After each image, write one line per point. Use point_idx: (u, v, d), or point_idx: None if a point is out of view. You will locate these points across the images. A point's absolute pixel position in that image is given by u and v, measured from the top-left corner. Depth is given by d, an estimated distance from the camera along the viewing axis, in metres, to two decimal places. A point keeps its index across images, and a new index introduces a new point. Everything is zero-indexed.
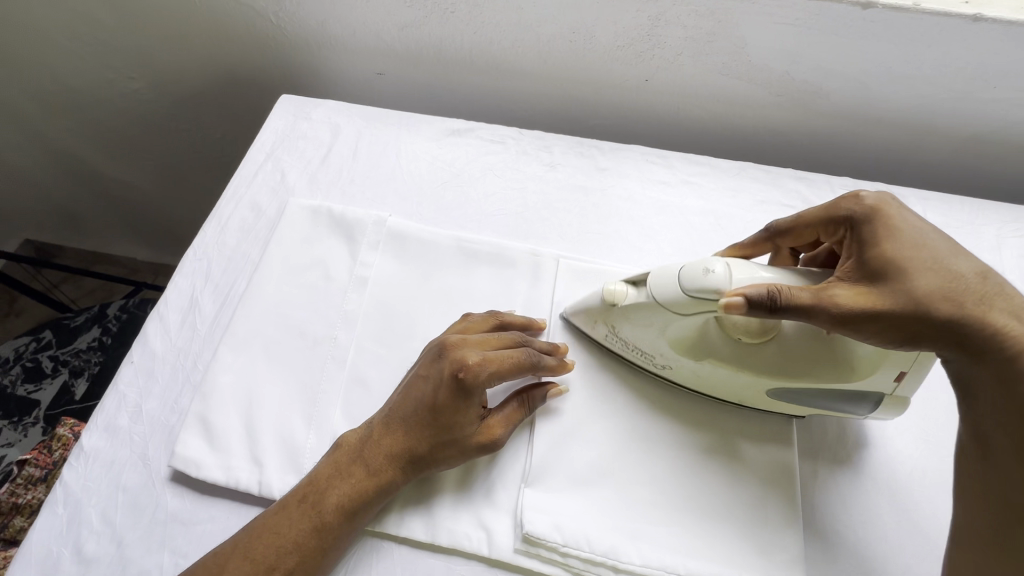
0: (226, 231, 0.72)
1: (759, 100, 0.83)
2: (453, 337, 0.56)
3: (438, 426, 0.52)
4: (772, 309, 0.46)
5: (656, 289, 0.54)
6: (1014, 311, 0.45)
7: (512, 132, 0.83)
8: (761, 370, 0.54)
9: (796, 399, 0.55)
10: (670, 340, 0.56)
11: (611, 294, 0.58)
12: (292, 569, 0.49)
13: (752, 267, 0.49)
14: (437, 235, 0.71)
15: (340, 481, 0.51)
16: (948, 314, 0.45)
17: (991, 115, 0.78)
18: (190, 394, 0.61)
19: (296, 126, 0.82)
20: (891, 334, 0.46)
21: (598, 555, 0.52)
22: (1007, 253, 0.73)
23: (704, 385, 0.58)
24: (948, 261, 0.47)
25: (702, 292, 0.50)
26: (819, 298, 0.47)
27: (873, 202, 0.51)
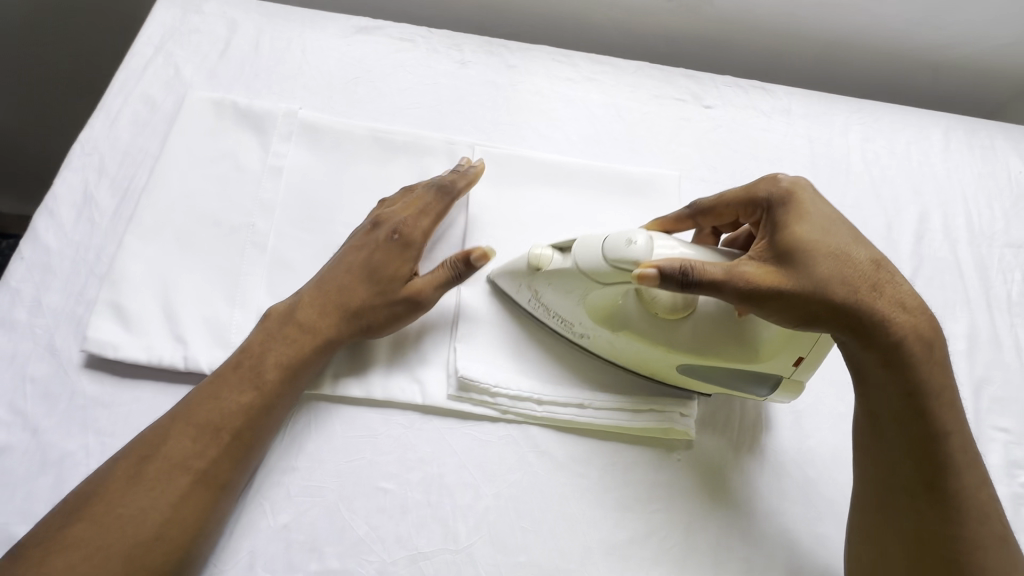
0: (117, 126, 0.68)
1: (651, 5, 0.89)
2: (382, 212, 0.61)
3: (375, 281, 0.57)
4: (685, 283, 0.49)
5: (580, 259, 0.55)
6: (899, 300, 0.51)
7: (421, 31, 0.83)
8: (679, 347, 0.55)
9: (711, 376, 0.58)
10: (590, 309, 0.57)
11: (537, 258, 0.58)
12: (239, 430, 0.51)
13: (672, 273, 0.49)
14: (351, 126, 0.71)
15: (277, 342, 0.54)
16: (850, 296, 0.50)
17: (838, 20, 0.90)
18: (98, 285, 0.58)
19: (187, 20, 0.77)
20: (795, 310, 0.50)
21: (523, 391, 0.59)
22: (852, 137, 0.87)
23: (619, 356, 0.60)
24: (858, 248, 0.52)
25: (623, 263, 0.52)
26: (741, 286, 0.49)
27: (787, 184, 0.56)
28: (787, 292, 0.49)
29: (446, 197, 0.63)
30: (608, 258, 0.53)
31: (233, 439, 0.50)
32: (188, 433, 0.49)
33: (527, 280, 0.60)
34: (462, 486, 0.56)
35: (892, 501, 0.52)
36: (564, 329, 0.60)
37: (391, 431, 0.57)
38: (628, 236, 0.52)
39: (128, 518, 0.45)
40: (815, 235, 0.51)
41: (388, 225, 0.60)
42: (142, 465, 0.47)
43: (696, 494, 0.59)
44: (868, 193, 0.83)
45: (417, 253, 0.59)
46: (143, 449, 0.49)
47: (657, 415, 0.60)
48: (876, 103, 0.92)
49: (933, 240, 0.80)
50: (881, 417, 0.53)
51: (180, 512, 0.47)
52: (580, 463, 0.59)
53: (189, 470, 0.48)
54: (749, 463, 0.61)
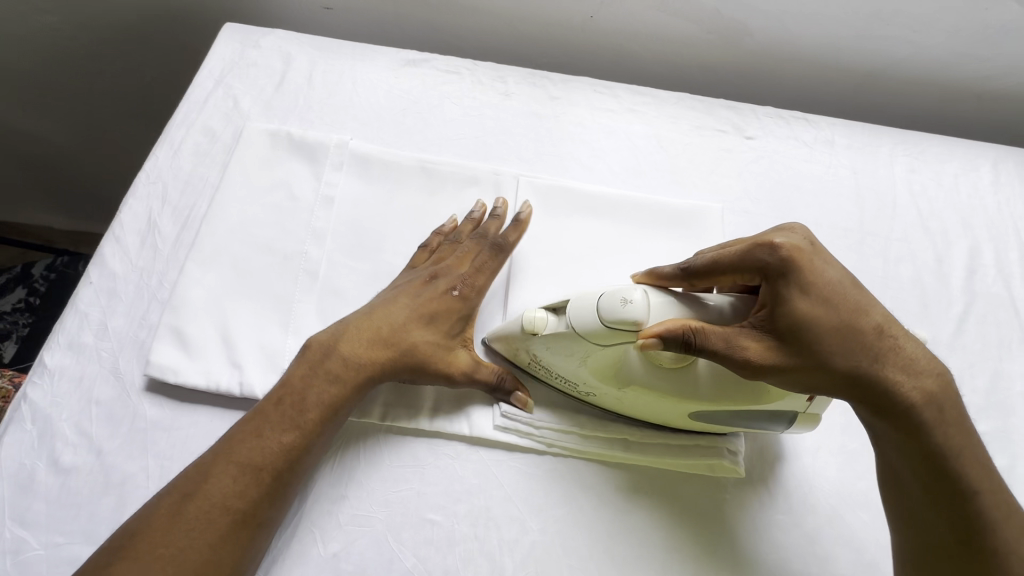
0: (180, 156, 0.71)
1: (692, 37, 0.90)
2: (435, 267, 0.62)
3: (432, 341, 0.58)
4: (686, 347, 0.49)
5: (577, 323, 0.54)
6: (907, 366, 0.50)
7: (466, 63, 0.85)
8: (690, 396, 0.54)
9: (723, 420, 0.57)
10: (593, 370, 0.56)
11: (530, 321, 0.56)
12: (280, 470, 0.50)
13: (676, 341, 0.49)
14: (399, 157, 0.73)
15: (319, 382, 0.54)
16: (854, 370, 0.49)
17: (882, 52, 0.90)
18: (159, 310, 0.60)
19: (245, 54, 0.80)
20: (796, 382, 0.50)
21: (568, 424, 0.59)
22: (898, 169, 0.86)
23: (628, 409, 0.59)
24: (858, 316, 0.50)
25: (621, 324, 0.51)
26: (743, 365, 0.49)
27: (786, 251, 0.50)
28: (790, 368, 0.49)
29: (500, 255, 0.64)
30: (603, 318, 0.52)
31: (273, 478, 0.50)
32: (230, 471, 0.49)
33: (523, 342, 0.58)
34: (509, 520, 0.55)
35: (935, 550, 0.50)
36: (568, 385, 0.59)
37: (438, 462, 0.57)
38: (622, 295, 0.51)
39: (168, 558, 0.45)
40: (815, 309, 0.49)
41: (448, 281, 0.61)
42: (183, 502, 0.47)
43: (746, 535, 0.58)
44: (915, 225, 0.81)
45: (472, 309, 0.61)
46: (185, 486, 0.48)
47: (703, 451, 0.59)
48: (921, 134, 0.91)
49: (985, 276, 0.78)
50: (900, 474, 0.52)
51: (220, 552, 0.47)
52: (626, 499, 0.58)
53: (229, 510, 0.48)
54: (800, 504, 0.60)
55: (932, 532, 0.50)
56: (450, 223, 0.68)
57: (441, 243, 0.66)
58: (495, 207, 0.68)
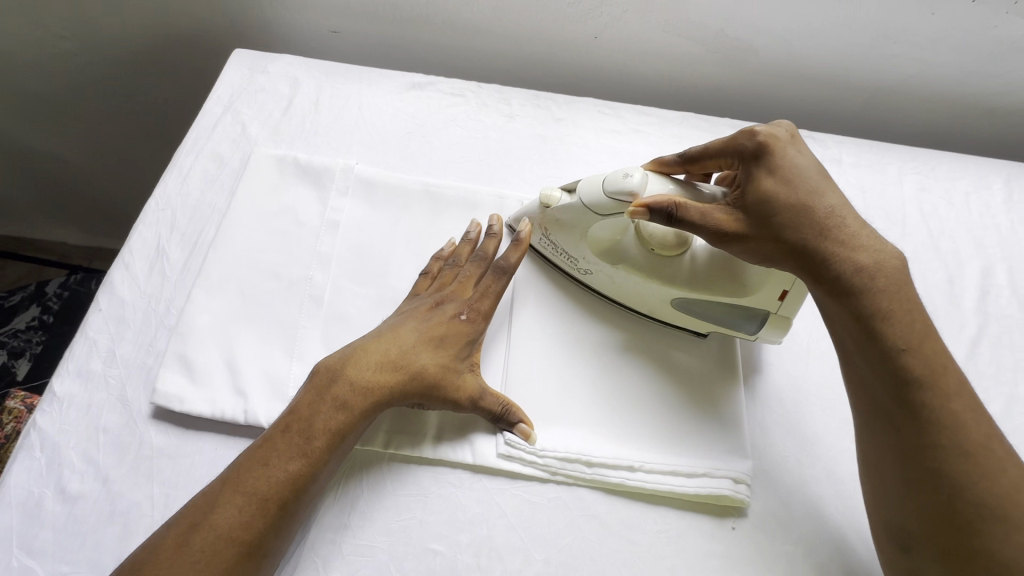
0: (189, 182, 0.72)
1: (697, 57, 0.90)
2: (438, 294, 0.63)
3: (442, 363, 0.58)
4: (670, 220, 0.55)
5: (585, 195, 0.62)
6: (865, 246, 0.54)
7: (471, 86, 0.86)
8: (671, 279, 0.62)
9: (699, 309, 0.63)
10: (594, 244, 0.65)
11: (546, 199, 0.65)
12: (286, 499, 0.49)
13: (660, 209, 0.55)
14: (404, 181, 0.74)
15: (324, 406, 0.53)
16: (811, 245, 0.54)
17: (889, 69, 0.89)
18: (166, 336, 0.61)
19: (253, 80, 0.81)
20: (758, 253, 0.56)
21: (572, 452, 0.58)
22: (907, 187, 0.85)
23: (619, 293, 0.67)
24: (818, 198, 0.55)
25: (621, 194, 0.59)
26: (713, 230, 0.55)
27: (762, 137, 0.58)
28: (750, 236, 0.55)
29: (503, 275, 0.63)
30: (607, 190, 0.60)
31: (279, 509, 0.49)
32: (236, 501, 0.48)
33: (540, 220, 0.67)
34: (512, 550, 0.55)
35: (914, 547, 0.48)
36: (571, 264, 0.68)
37: (441, 490, 0.57)
38: (625, 172, 0.59)
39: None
40: (775, 185, 0.55)
41: (454, 306, 0.61)
42: (190, 533, 0.47)
43: (754, 567, 0.57)
44: (926, 245, 0.80)
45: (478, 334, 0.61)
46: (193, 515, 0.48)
47: (710, 481, 0.58)
48: (931, 151, 0.90)
49: (999, 297, 0.77)
50: (874, 419, 0.51)
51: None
52: (631, 529, 0.57)
53: (234, 541, 0.47)
54: (809, 536, 0.58)
55: (904, 529, 0.49)
56: (450, 246, 0.68)
57: (441, 268, 0.66)
58: (491, 226, 0.68)
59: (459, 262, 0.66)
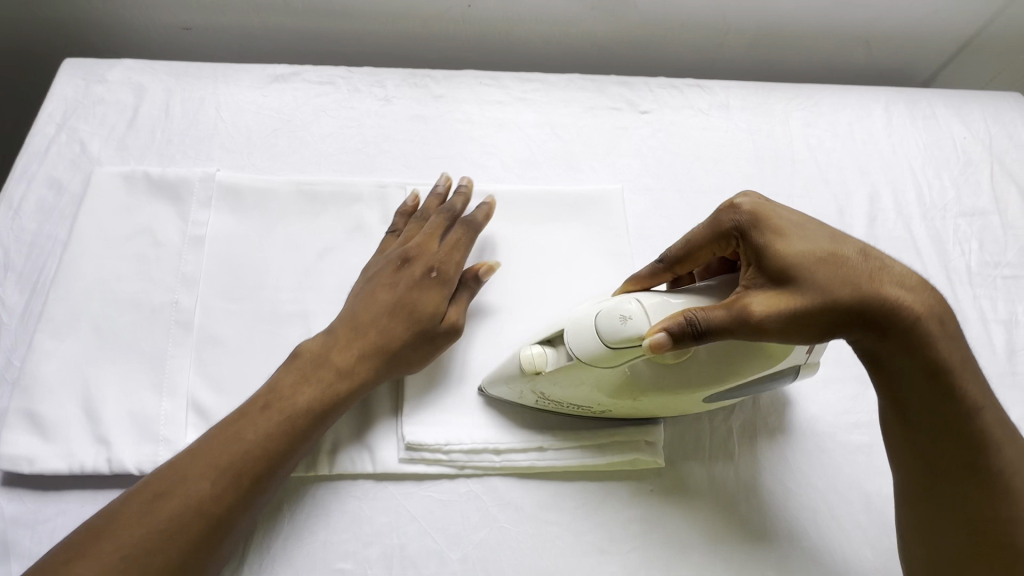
0: (22, 215, 0.64)
1: (576, 15, 0.87)
2: (408, 251, 0.60)
3: (413, 321, 0.56)
4: (696, 338, 0.46)
5: (578, 349, 0.51)
6: (901, 283, 0.49)
7: (340, 71, 0.80)
8: (706, 384, 0.52)
9: (733, 391, 0.55)
10: (602, 389, 0.53)
11: (530, 365, 0.53)
12: (259, 475, 0.48)
13: (680, 333, 0.46)
14: (273, 182, 0.68)
15: (310, 389, 0.52)
16: (860, 297, 0.47)
17: (765, 7, 0.89)
18: (10, 392, 0.54)
19: (89, 91, 0.73)
20: (810, 331, 0.47)
21: (478, 443, 0.56)
22: (794, 124, 0.85)
23: (646, 410, 0.56)
24: (840, 247, 0.49)
25: (628, 342, 0.48)
26: (757, 324, 0.46)
27: (749, 206, 0.52)
28: (801, 314, 0.47)
29: (471, 231, 0.62)
30: (606, 339, 0.49)
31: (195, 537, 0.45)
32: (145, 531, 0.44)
33: (524, 386, 0.55)
34: (425, 555, 0.52)
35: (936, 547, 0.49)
36: (579, 407, 0.56)
37: (344, 505, 0.54)
38: (620, 312, 0.49)
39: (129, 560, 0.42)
40: (799, 248, 0.48)
41: (423, 265, 0.58)
42: (154, 502, 0.45)
43: (671, 524, 0.56)
44: (816, 179, 0.81)
45: (452, 286, 0.59)
46: (155, 487, 0.46)
47: (622, 448, 0.57)
48: (814, 86, 0.91)
49: (887, 220, 0.79)
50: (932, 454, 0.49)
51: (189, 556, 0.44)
52: (548, 510, 0.56)
53: (203, 514, 0.45)
54: (723, 484, 0.59)
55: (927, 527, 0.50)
56: (412, 200, 0.66)
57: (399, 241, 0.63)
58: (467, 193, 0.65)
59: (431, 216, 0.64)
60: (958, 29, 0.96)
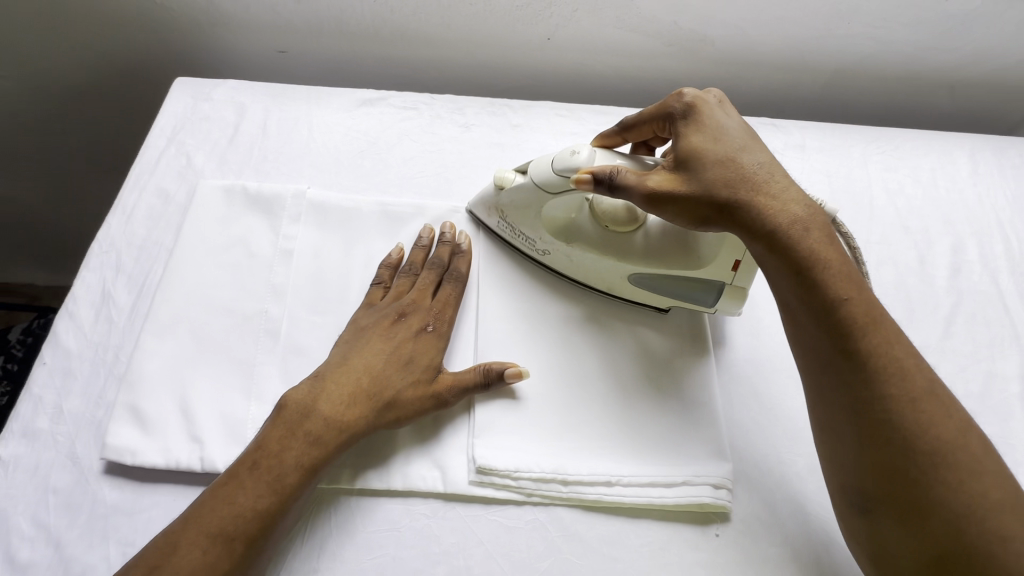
0: (133, 221, 0.69)
1: (652, 51, 0.89)
2: (404, 304, 0.62)
3: (408, 372, 0.58)
4: (612, 189, 0.55)
5: (537, 176, 0.62)
6: (783, 195, 0.52)
7: (423, 98, 0.84)
8: (625, 255, 0.63)
9: (654, 284, 0.64)
10: (547, 223, 0.66)
11: (501, 180, 0.67)
12: (253, 538, 0.48)
13: (602, 178, 0.55)
14: (358, 202, 0.71)
15: (298, 442, 0.52)
16: (732, 196, 0.52)
17: (846, 49, 0.88)
18: (116, 385, 0.58)
19: (197, 108, 0.79)
20: (689, 216, 0.54)
21: (547, 472, 0.56)
22: (872, 168, 0.84)
23: (578, 273, 0.67)
24: (740, 151, 0.54)
25: (570, 171, 0.59)
26: (644, 192, 0.54)
27: (690, 98, 0.58)
28: (682, 196, 0.53)
29: (460, 285, 0.65)
30: (556, 169, 0.61)
31: (247, 546, 0.48)
32: (201, 543, 0.47)
33: (496, 202, 0.68)
34: None
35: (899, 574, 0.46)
36: (529, 245, 0.68)
37: (413, 523, 0.55)
38: (573, 149, 0.60)
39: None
40: (706, 144, 0.54)
41: (419, 318, 0.61)
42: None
43: (738, 574, 0.55)
44: (895, 225, 0.79)
45: (444, 341, 0.61)
46: (154, 559, 0.46)
47: (690, 488, 0.57)
48: (894, 129, 0.89)
49: (971, 272, 0.76)
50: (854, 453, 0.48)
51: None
52: (612, 545, 0.55)
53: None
54: (794, 536, 0.57)
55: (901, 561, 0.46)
56: (397, 253, 0.67)
57: (390, 278, 0.65)
58: (459, 246, 0.68)
59: (418, 270, 0.66)
60: None
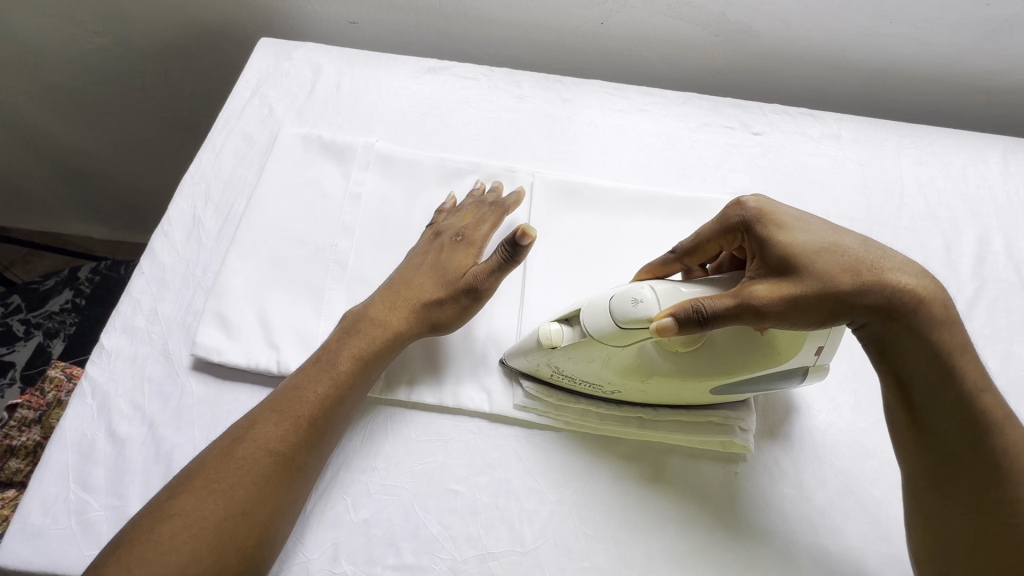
0: (221, 158, 0.77)
1: (700, 40, 0.94)
2: (440, 228, 0.68)
3: (442, 277, 0.63)
4: (701, 324, 0.49)
5: (590, 327, 0.55)
6: (899, 271, 0.52)
7: (483, 70, 0.90)
8: (710, 376, 0.55)
9: (741, 386, 0.58)
10: (612, 369, 0.57)
11: (547, 338, 0.57)
12: (315, 418, 0.55)
13: (686, 316, 0.49)
14: (421, 156, 0.78)
15: (354, 344, 0.59)
16: (860, 285, 0.50)
17: (887, 48, 0.92)
18: (204, 296, 0.66)
19: (279, 66, 0.86)
20: (817, 317, 0.50)
21: (584, 403, 0.62)
22: (905, 161, 0.88)
23: (654, 395, 0.60)
24: (842, 237, 0.53)
25: (637, 324, 0.52)
26: (759, 306, 0.49)
27: (754, 204, 0.56)
28: (805, 299, 0.50)
29: (499, 207, 0.69)
30: (618, 322, 0.53)
31: (310, 425, 0.54)
32: (274, 419, 0.53)
33: (541, 357, 0.59)
34: (528, 491, 0.59)
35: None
36: (591, 385, 0.60)
37: (461, 436, 0.61)
38: (631, 297, 0.52)
39: (218, 489, 0.49)
40: (801, 240, 0.52)
41: (450, 236, 0.66)
42: (233, 446, 0.52)
43: (755, 507, 0.60)
44: (923, 215, 0.83)
45: (479, 248, 0.66)
46: (234, 434, 0.53)
47: (715, 427, 0.61)
48: (929, 128, 0.93)
49: (996, 262, 0.79)
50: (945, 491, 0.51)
51: (260, 489, 0.50)
52: (639, 472, 0.61)
53: (271, 451, 0.52)
54: (808, 478, 0.62)
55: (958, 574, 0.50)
56: (451, 200, 0.72)
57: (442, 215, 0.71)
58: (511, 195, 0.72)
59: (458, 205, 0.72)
60: None
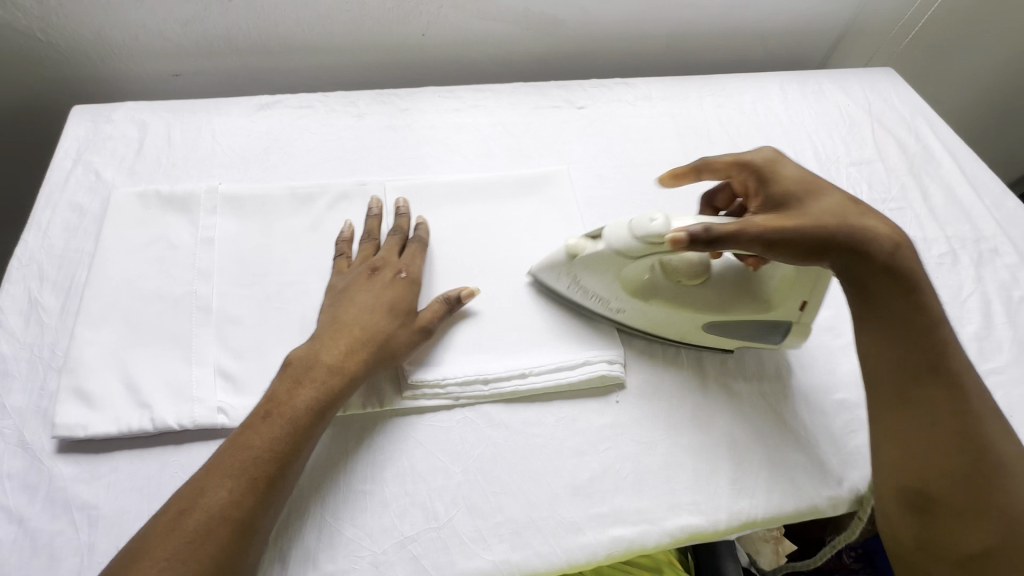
0: (50, 235, 0.73)
1: (514, 36, 1.03)
2: (376, 261, 0.69)
3: (391, 314, 0.64)
4: (711, 241, 0.56)
5: (615, 243, 0.63)
6: (876, 223, 0.60)
7: (317, 97, 0.92)
8: (705, 308, 0.66)
9: (725, 329, 0.68)
10: (624, 283, 0.67)
11: (573, 248, 0.66)
12: (273, 476, 0.53)
13: (697, 231, 0.56)
14: (268, 189, 0.78)
15: (306, 392, 0.58)
16: (847, 229, 0.58)
17: (671, 17, 1.06)
18: (57, 376, 0.63)
19: (99, 129, 0.83)
20: (802, 251, 0.58)
21: (468, 375, 0.66)
22: (707, 107, 1.01)
23: (653, 325, 0.70)
24: (827, 194, 0.62)
25: (652, 238, 0.59)
26: (757, 233, 0.57)
27: (772, 152, 0.67)
28: (798, 233, 0.57)
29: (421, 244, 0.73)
30: (636, 236, 0.60)
31: (269, 485, 0.53)
32: (225, 484, 0.51)
33: (566, 268, 0.68)
34: (432, 470, 0.62)
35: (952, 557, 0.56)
36: (602, 305, 0.69)
37: (358, 440, 0.63)
38: (649, 215, 0.60)
39: (168, 570, 0.47)
40: (800, 189, 0.62)
41: (391, 271, 0.69)
42: (180, 519, 0.49)
43: (639, 426, 0.67)
44: (730, 148, 0.96)
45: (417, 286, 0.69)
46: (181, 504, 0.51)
47: (589, 367, 0.68)
48: (722, 76, 1.08)
49: None
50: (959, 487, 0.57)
51: (218, 562, 0.49)
52: (532, 425, 0.65)
53: (227, 520, 0.50)
54: (678, 387, 0.70)
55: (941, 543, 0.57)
56: (349, 229, 0.74)
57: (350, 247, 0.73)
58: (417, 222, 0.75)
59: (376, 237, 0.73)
60: (833, 23, 1.16)
